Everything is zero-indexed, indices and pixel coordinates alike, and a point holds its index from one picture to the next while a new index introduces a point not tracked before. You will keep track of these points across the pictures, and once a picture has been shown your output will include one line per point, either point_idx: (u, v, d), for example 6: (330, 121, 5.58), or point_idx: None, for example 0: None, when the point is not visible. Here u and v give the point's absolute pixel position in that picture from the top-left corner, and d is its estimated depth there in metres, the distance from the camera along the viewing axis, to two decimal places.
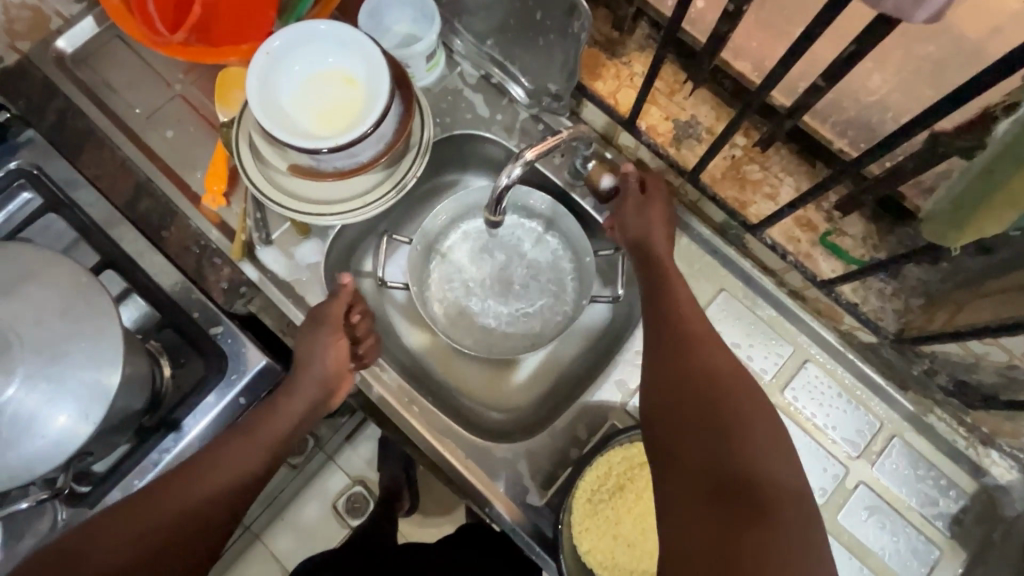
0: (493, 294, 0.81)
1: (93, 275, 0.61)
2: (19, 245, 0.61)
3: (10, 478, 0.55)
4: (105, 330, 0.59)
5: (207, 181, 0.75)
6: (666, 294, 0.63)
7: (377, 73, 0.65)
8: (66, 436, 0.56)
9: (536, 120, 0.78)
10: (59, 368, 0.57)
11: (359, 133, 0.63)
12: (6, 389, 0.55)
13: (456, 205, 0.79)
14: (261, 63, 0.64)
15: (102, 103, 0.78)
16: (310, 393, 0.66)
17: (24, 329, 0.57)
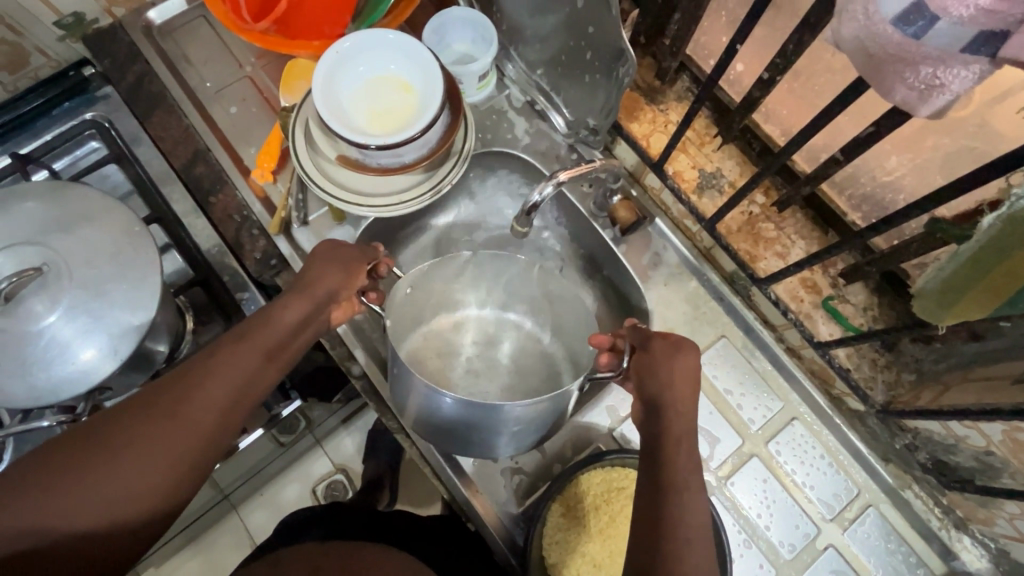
0: (455, 363, 0.73)
1: (145, 225, 0.66)
2: (85, 190, 0.67)
3: (37, 398, 0.60)
4: (145, 277, 0.63)
5: (258, 157, 0.80)
6: (662, 358, 0.57)
7: (432, 86, 0.70)
8: (97, 365, 0.60)
9: (571, 149, 0.84)
10: (99, 304, 0.61)
11: (405, 136, 0.68)
12: (49, 316, 0.60)
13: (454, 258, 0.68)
14: (330, 59, 0.70)
15: (177, 73, 0.85)
16: (312, 305, 0.60)
17: (75, 264, 0.62)
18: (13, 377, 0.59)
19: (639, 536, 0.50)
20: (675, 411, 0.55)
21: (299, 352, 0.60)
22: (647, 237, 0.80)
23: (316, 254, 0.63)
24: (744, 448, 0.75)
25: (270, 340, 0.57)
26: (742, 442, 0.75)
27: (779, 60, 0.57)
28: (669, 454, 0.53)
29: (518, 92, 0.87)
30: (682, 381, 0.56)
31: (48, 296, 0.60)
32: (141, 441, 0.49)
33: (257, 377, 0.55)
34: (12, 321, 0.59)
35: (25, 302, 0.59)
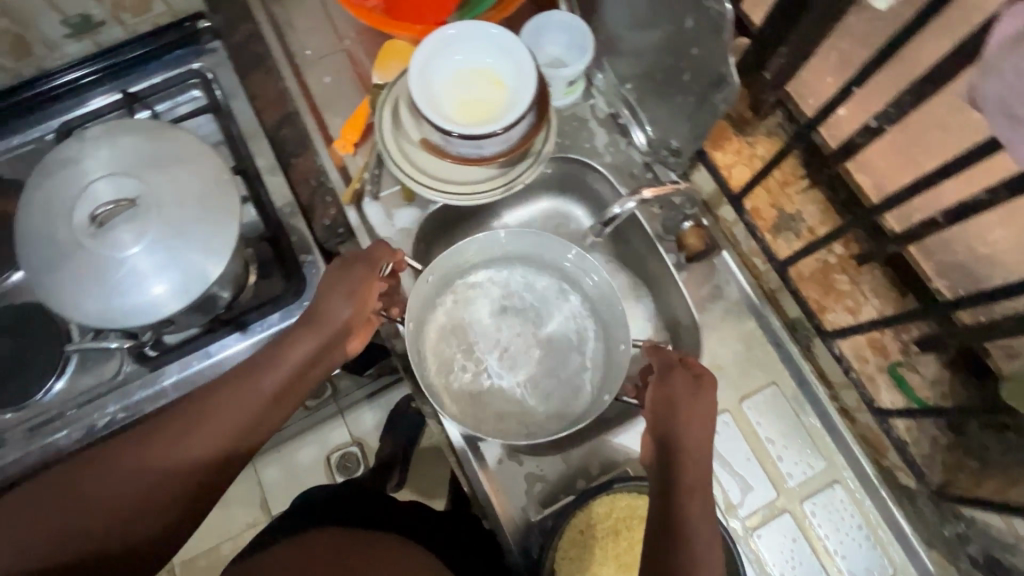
0: (481, 330, 0.79)
1: (235, 182, 0.68)
2: (185, 135, 0.70)
3: (107, 320, 0.63)
4: (224, 227, 0.66)
5: (344, 129, 0.82)
6: (681, 397, 0.59)
7: (523, 85, 0.71)
8: (167, 301, 0.64)
9: (647, 168, 0.83)
10: (178, 244, 0.64)
11: (489, 129, 0.69)
12: (132, 247, 0.63)
13: (483, 238, 0.76)
14: (431, 44, 0.71)
15: (282, 37, 0.89)
16: (321, 338, 0.64)
17: (162, 202, 0.65)
18: (93, 298, 0.63)
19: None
20: (691, 452, 0.57)
21: (307, 386, 0.64)
22: (711, 268, 0.78)
23: (328, 284, 0.67)
24: (777, 502, 0.71)
25: (276, 375, 0.61)
26: (776, 496, 0.72)
27: (892, 109, 0.54)
28: (685, 496, 0.55)
29: (603, 103, 0.86)
30: (700, 420, 0.58)
31: (137, 228, 0.63)
32: (150, 470, 0.53)
33: (259, 414, 0.60)
34: (103, 245, 0.62)
35: (115, 230, 0.63)
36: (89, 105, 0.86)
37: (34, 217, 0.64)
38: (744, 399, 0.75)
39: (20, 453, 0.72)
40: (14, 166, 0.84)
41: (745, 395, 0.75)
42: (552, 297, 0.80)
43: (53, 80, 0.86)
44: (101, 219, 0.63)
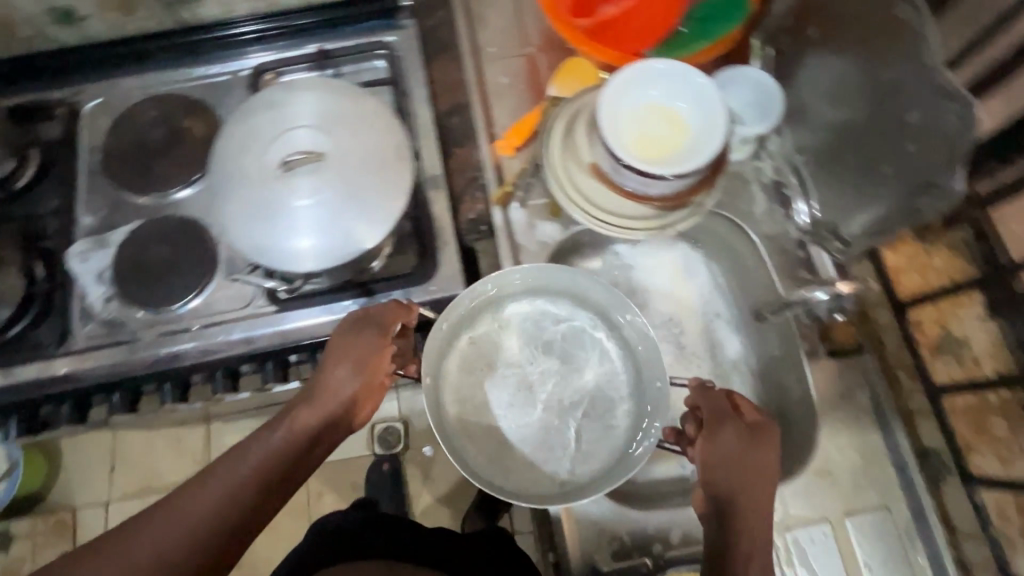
0: (509, 370, 0.78)
1: (413, 170, 0.71)
2: (383, 108, 0.72)
3: (261, 256, 0.68)
4: (382, 207, 0.69)
5: (508, 132, 0.84)
6: (740, 457, 0.59)
7: (708, 138, 0.69)
8: (314, 256, 0.68)
9: (801, 246, 0.80)
10: (340, 208, 0.67)
11: (657, 169, 0.67)
12: (302, 199, 0.66)
13: (516, 274, 0.76)
14: (629, 73, 0.70)
15: (471, 30, 0.92)
16: (323, 409, 0.62)
17: (337, 164, 0.67)
18: (257, 234, 0.67)
19: None
20: (749, 510, 0.58)
21: (312, 462, 0.62)
22: (846, 368, 0.74)
23: (333, 350, 0.66)
24: None
25: (274, 447, 0.60)
26: None
27: None
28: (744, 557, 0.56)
29: (770, 168, 0.84)
30: (754, 476, 0.59)
31: (317, 183, 0.66)
32: (143, 557, 0.52)
33: (258, 492, 0.57)
34: (282, 188, 0.66)
35: (293, 179, 0.66)
36: (232, 62, 0.92)
37: (237, 142, 0.69)
38: (849, 513, 0.70)
39: (147, 354, 0.77)
40: (205, 91, 0.91)
41: (851, 511, 0.70)
42: (583, 337, 0.80)
43: (214, 28, 0.90)
44: (290, 163, 0.66)
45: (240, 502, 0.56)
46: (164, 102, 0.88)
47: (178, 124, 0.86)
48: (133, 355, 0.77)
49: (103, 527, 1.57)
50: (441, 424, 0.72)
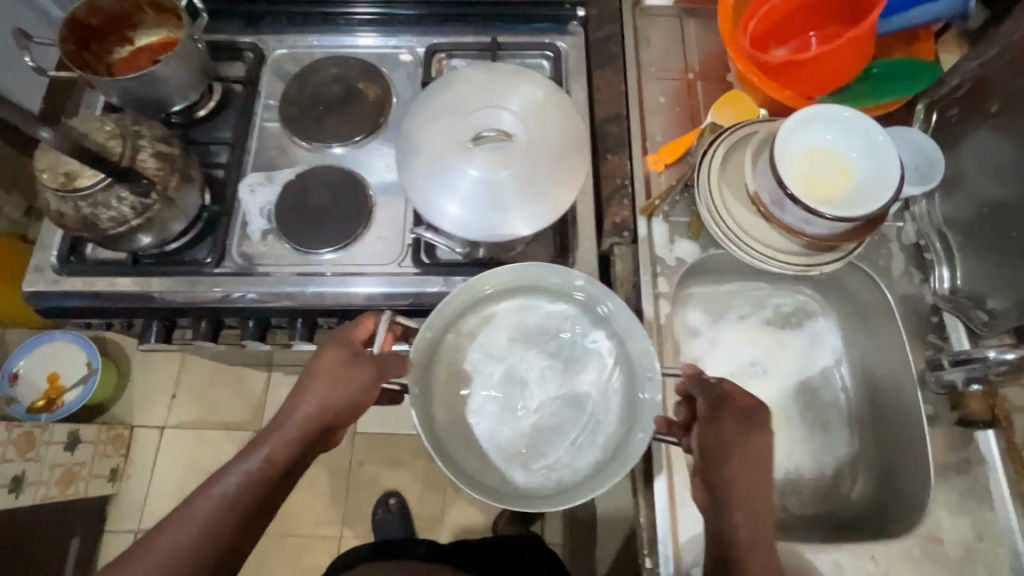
0: (499, 371, 0.79)
1: (586, 172, 0.76)
2: (575, 112, 0.76)
3: (420, 203, 0.73)
4: (538, 206, 0.73)
5: (662, 148, 0.88)
6: (741, 445, 0.63)
7: (874, 191, 0.71)
8: (462, 223, 0.73)
9: (935, 311, 0.80)
10: (507, 191, 0.71)
11: (818, 208, 0.69)
12: (481, 169, 0.70)
13: (506, 272, 0.77)
14: (810, 114, 0.73)
15: (636, 49, 0.96)
16: (303, 432, 0.66)
17: (522, 149, 0.71)
18: (427, 186, 0.73)
19: None
20: (752, 495, 0.62)
21: (303, 470, 0.67)
22: (966, 439, 0.74)
23: (315, 374, 0.68)
24: None
25: (247, 475, 0.62)
26: None
27: None
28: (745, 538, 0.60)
29: (912, 230, 0.85)
30: (751, 460, 0.63)
31: (506, 161, 0.70)
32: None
33: (251, 506, 0.62)
34: (467, 155, 0.70)
35: (480, 149, 0.70)
36: (393, 40, 0.99)
37: (435, 109, 0.74)
38: None
39: (293, 289, 0.82)
40: (381, 61, 0.98)
41: None
42: (576, 334, 0.79)
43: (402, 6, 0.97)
44: (481, 138, 0.71)
45: (236, 516, 0.61)
46: (343, 63, 0.94)
47: (353, 86, 0.93)
48: (281, 287, 0.82)
49: (154, 451, 1.63)
50: (430, 429, 0.74)
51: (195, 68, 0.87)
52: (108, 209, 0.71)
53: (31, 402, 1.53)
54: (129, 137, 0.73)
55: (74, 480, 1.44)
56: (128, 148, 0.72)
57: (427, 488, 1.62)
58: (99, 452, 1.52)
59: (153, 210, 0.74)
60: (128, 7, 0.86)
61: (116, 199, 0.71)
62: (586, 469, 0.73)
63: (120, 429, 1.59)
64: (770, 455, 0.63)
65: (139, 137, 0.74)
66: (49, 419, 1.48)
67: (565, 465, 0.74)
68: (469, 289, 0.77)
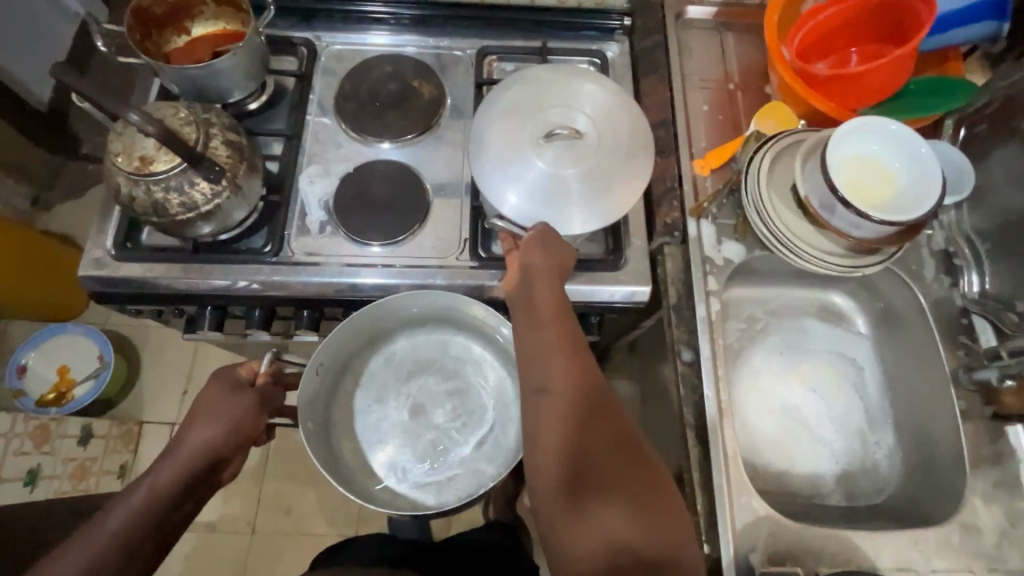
0: (405, 399, 0.93)
1: (651, 173, 0.78)
2: (643, 119, 0.80)
3: (489, 194, 0.76)
4: (603, 204, 0.76)
5: (708, 153, 0.92)
6: (539, 287, 0.73)
7: (916, 199, 0.75)
8: (529, 216, 0.75)
9: (964, 312, 0.85)
10: (576, 187, 0.75)
11: (865, 211, 0.73)
12: (551, 164, 0.74)
13: (382, 316, 0.87)
14: (857, 124, 0.78)
15: (680, 59, 1.00)
16: (189, 461, 0.75)
17: (592, 149, 0.75)
18: (500, 179, 0.75)
19: (579, 445, 0.62)
20: (560, 328, 0.69)
21: (188, 498, 0.75)
22: (998, 432, 0.79)
23: (195, 408, 0.79)
24: None
25: (134, 509, 0.70)
26: None
27: None
28: (571, 371, 0.66)
29: (941, 237, 0.90)
30: (551, 290, 0.73)
31: (575, 157, 0.74)
32: None
33: (154, 523, 0.70)
34: (541, 151, 0.74)
35: (553, 147, 0.74)
36: (443, 42, 1.01)
37: (510, 105, 0.79)
38: (992, 569, 0.73)
39: (352, 280, 0.83)
40: (432, 60, 1.00)
41: (995, 568, 0.73)
42: (464, 358, 0.94)
43: (454, 10, 1.00)
44: (552, 135, 0.75)
45: (132, 535, 0.69)
46: (397, 61, 0.96)
47: (409, 83, 0.94)
48: (340, 278, 0.83)
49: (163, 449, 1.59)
50: (334, 462, 0.86)
51: (256, 60, 0.87)
52: (180, 194, 0.72)
53: (40, 396, 1.49)
54: (202, 124, 0.74)
55: (87, 475, 1.40)
56: (202, 135, 0.72)
57: None
58: (111, 448, 1.49)
59: (223, 197, 0.75)
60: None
61: (189, 184, 0.72)
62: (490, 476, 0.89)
63: (130, 424, 1.56)
64: (564, 258, 0.75)
65: (210, 124, 0.75)
66: (60, 414, 1.44)
67: (473, 473, 0.90)
68: (360, 328, 0.88)
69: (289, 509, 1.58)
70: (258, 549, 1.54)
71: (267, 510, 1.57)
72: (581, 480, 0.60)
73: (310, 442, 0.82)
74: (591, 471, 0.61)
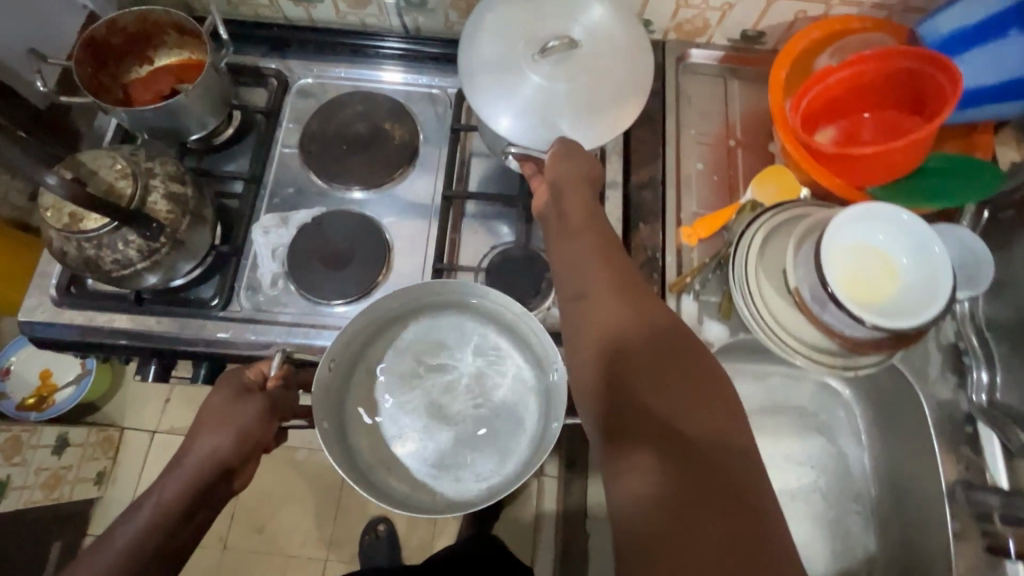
0: (421, 388, 0.80)
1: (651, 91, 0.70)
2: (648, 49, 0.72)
3: (472, 106, 0.69)
4: (594, 125, 0.68)
5: (697, 221, 0.84)
6: (570, 217, 0.65)
7: (923, 299, 0.66)
8: (509, 132, 0.68)
9: (969, 420, 0.76)
10: (567, 105, 0.67)
11: (858, 313, 0.64)
12: (542, 79, 0.67)
13: (394, 299, 0.77)
14: (862, 209, 0.69)
15: (677, 109, 0.92)
16: (196, 474, 0.62)
17: (588, 66, 0.68)
18: (487, 90, 0.68)
19: (625, 393, 0.51)
20: (593, 261, 0.60)
21: (199, 517, 0.62)
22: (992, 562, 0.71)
23: (200, 415, 0.66)
24: None
25: (135, 531, 0.58)
26: None
27: None
28: (602, 310, 0.57)
29: (951, 330, 0.81)
30: (585, 220, 0.64)
31: (570, 69, 0.68)
32: None
33: (155, 549, 0.58)
34: (531, 62, 0.67)
35: (544, 59, 0.67)
36: (424, 78, 0.95)
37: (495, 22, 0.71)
38: None
39: (301, 342, 0.79)
40: (411, 99, 0.94)
41: None
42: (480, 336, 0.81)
43: (437, 46, 0.94)
44: (547, 49, 0.67)
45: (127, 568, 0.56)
46: (370, 99, 0.90)
47: (380, 125, 0.89)
48: (289, 340, 0.79)
49: (141, 457, 1.59)
50: (351, 462, 0.75)
51: (215, 99, 0.82)
52: (114, 251, 0.68)
53: (20, 399, 1.49)
54: (140, 176, 0.69)
55: (60, 484, 1.41)
56: (139, 189, 0.68)
57: (420, 517, 1.57)
58: (89, 455, 1.49)
59: (161, 253, 0.71)
60: (150, 27, 0.82)
61: (122, 242, 0.68)
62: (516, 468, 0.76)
63: (110, 431, 1.55)
64: (593, 170, 0.67)
65: (151, 175, 0.70)
66: (38, 420, 1.44)
67: (500, 465, 0.76)
68: (367, 317, 0.77)
69: (262, 527, 1.56)
70: (229, 564, 1.54)
71: (240, 526, 1.56)
72: (640, 426, 0.49)
73: (327, 446, 0.72)
74: (643, 415, 0.50)
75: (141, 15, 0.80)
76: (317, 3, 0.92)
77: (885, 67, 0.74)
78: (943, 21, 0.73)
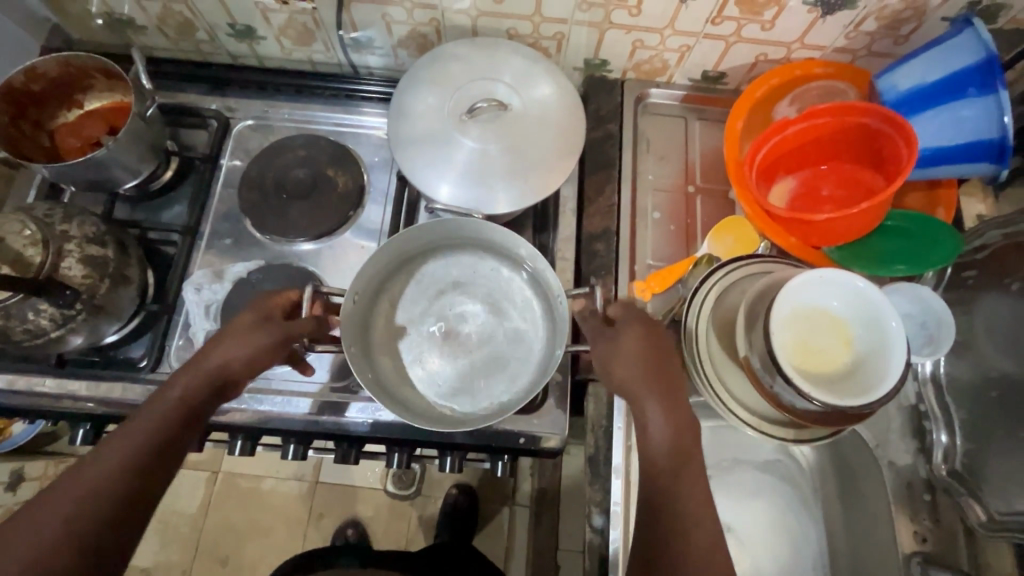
0: (438, 321, 0.74)
1: (582, 148, 0.73)
2: (580, 106, 0.75)
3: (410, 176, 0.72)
4: (528, 182, 0.71)
5: (650, 275, 0.79)
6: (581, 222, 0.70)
7: (877, 372, 0.62)
8: (446, 196, 0.71)
9: (928, 488, 0.74)
10: (499, 166, 0.71)
11: (806, 390, 0.60)
12: (473, 146, 0.71)
13: (427, 228, 0.73)
14: (818, 275, 0.65)
15: (635, 152, 0.88)
16: (206, 376, 0.60)
17: (517, 129, 0.72)
18: (423, 158, 0.71)
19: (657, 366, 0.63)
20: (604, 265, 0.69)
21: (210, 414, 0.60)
22: None
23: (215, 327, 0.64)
24: None
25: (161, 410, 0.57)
26: None
27: None
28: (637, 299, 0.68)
29: (912, 392, 0.78)
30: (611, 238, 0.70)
31: (500, 133, 0.71)
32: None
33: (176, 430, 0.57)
34: (464, 127, 0.71)
35: (474, 124, 0.72)
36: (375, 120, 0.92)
37: (426, 92, 0.74)
38: None
39: (237, 409, 0.76)
40: (360, 141, 0.91)
41: None
42: (488, 268, 0.76)
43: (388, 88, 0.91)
44: (475, 111, 0.72)
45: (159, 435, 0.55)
46: (315, 144, 0.86)
47: (322, 171, 0.85)
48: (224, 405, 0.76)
49: None
50: (376, 382, 0.69)
51: (146, 147, 0.78)
52: (23, 321, 0.64)
53: None
54: (53, 241, 0.65)
55: None
56: (50, 256, 0.64)
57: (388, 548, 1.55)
58: None
59: (76, 321, 0.67)
60: (75, 73, 0.78)
61: (33, 311, 0.64)
62: (522, 392, 0.70)
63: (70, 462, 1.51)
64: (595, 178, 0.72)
65: (66, 239, 0.67)
66: None
67: (504, 392, 0.70)
68: (393, 245, 0.72)
69: (226, 559, 1.53)
70: None
71: (205, 558, 1.53)
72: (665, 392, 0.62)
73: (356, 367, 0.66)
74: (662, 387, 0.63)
75: (63, 61, 0.75)
76: (260, 39, 0.88)
77: (845, 122, 0.70)
78: (901, 77, 0.69)
